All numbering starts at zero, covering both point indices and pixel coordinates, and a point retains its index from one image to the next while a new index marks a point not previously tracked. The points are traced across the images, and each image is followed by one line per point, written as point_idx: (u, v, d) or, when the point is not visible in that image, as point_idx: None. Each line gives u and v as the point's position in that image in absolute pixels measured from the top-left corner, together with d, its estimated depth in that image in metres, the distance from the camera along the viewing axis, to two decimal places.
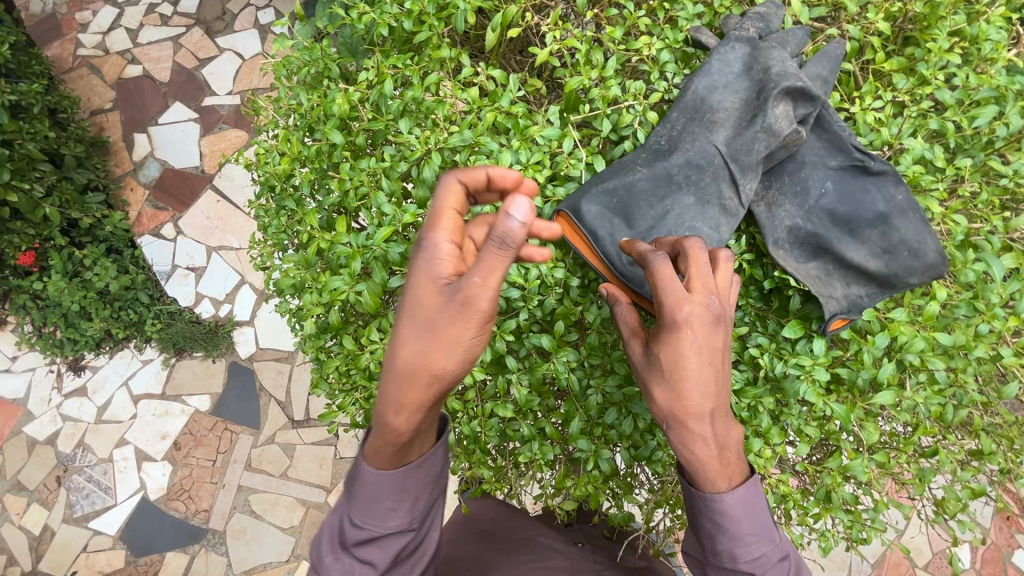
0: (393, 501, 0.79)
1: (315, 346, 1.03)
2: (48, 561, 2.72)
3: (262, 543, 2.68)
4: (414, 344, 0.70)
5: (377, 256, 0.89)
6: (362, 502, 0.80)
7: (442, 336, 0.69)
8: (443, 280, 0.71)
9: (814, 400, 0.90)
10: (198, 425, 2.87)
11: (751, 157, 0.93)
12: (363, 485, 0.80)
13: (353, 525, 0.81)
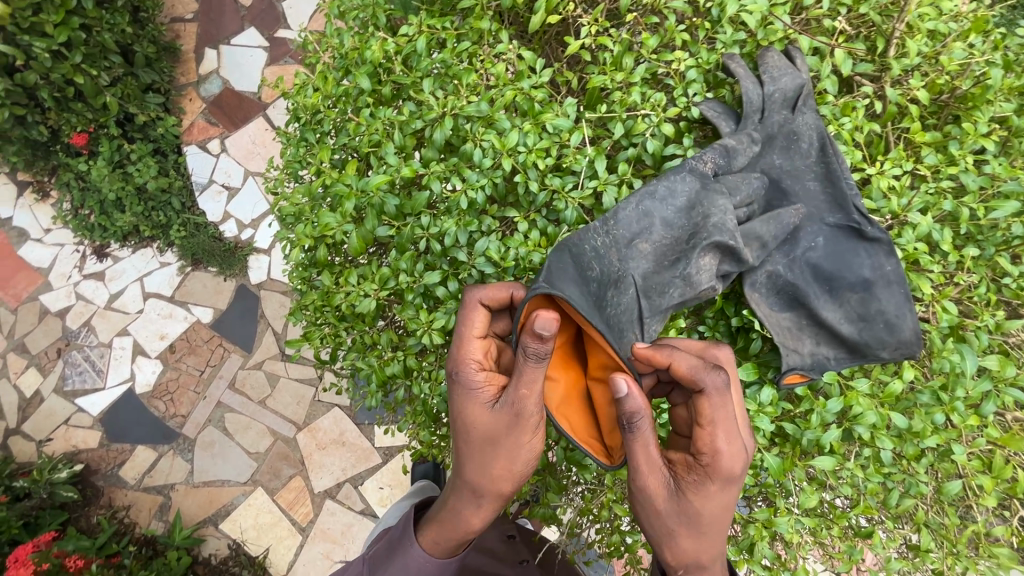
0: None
1: (301, 277, 1.07)
2: (31, 423, 2.86)
3: (225, 461, 2.76)
4: (481, 461, 0.88)
5: (371, 204, 0.91)
6: None
7: (484, 439, 0.86)
8: (489, 402, 0.86)
9: (748, 445, 0.91)
10: (196, 334, 2.97)
11: (662, 299, 0.92)
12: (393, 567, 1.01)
13: None
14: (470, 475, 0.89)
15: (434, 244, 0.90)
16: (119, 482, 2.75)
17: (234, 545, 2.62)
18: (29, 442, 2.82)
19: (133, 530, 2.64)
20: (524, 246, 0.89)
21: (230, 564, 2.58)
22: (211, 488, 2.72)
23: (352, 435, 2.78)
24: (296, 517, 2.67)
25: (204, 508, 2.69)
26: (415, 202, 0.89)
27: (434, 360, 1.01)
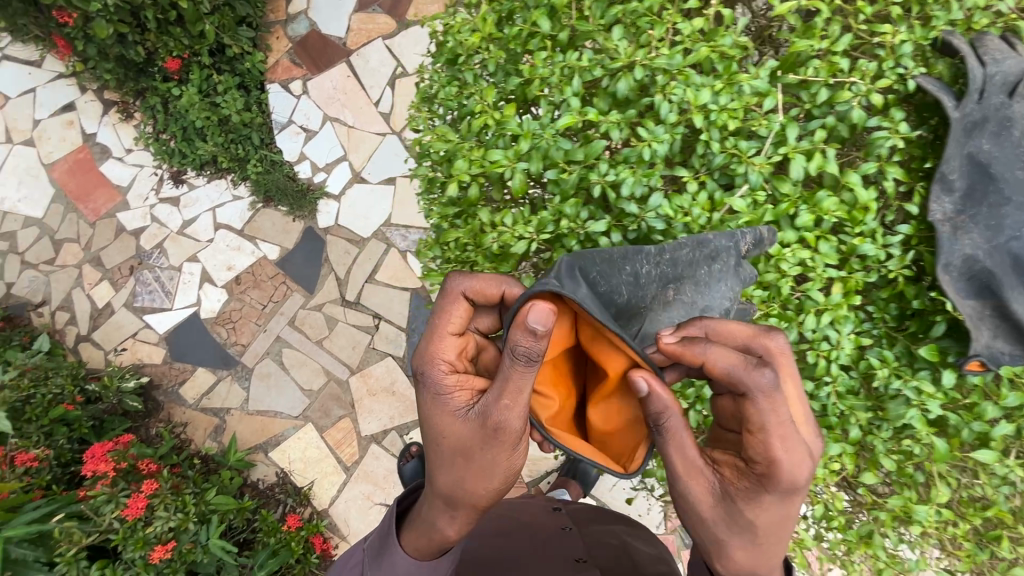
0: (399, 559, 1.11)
1: (445, 214, 1.09)
2: (100, 333, 2.97)
3: (280, 393, 2.86)
4: (464, 467, 0.95)
5: (542, 146, 0.93)
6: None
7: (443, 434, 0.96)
8: (463, 407, 0.95)
9: (916, 424, 1.06)
10: (261, 269, 3.05)
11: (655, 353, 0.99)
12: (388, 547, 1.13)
13: None
14: (451, 482, 0.97)
15: (614, 191, 0.91)
16: (179, 400, 2.87)
17: (281, 473, 2.73)
18: (97, 351, 2.94)
19: (189, 446, 2.76)
20: (697, 207, 0.93)
21: (276, 492, 2.68)
22: (265, 417, 2.83)
23: (403, 386, 2.85)
24: (341, 456, 2.76)
25: (257, 435, 2.80)
26: (592, 149, 0.90)
27: None
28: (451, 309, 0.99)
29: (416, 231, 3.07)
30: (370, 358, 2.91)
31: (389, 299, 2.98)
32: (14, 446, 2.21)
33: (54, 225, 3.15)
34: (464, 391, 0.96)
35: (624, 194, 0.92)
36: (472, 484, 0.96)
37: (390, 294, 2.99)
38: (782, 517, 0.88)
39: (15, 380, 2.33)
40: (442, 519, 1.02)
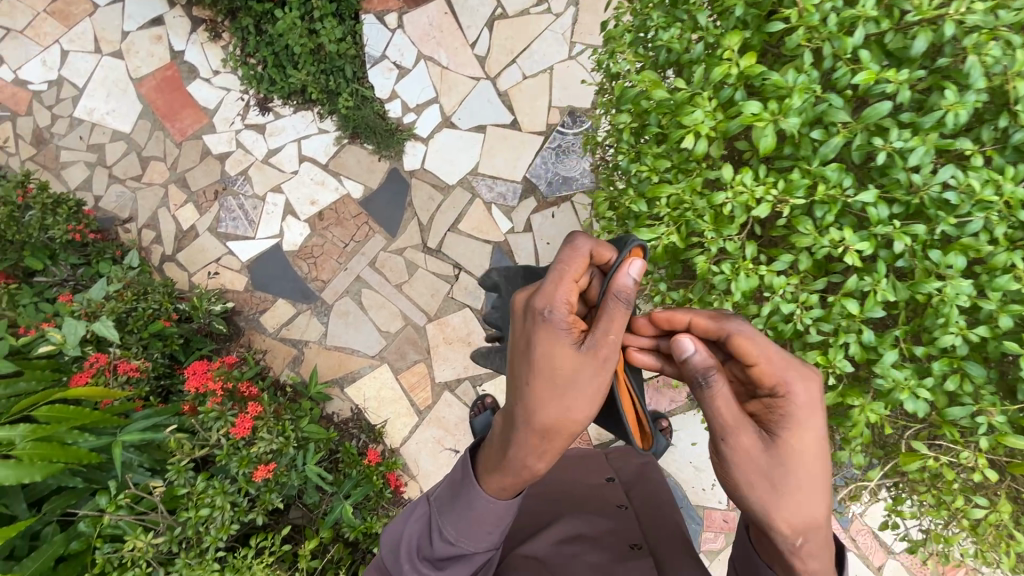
0: (467, 506, 1.04)
1: (656, 167, 1.03)
2: (185, 255, 3.00)
3: (358, 332, 2.89)
4: (562, 404, 0.91)
5: (815, 101, 0.86)
6: (459, 523, 1.05)
7: (553, 371, 0.92)
8: (576, 342, 0.93)
9: None
10: (345, 207, 3.02)
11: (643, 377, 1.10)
12: (459, 499, 1.05)
13: (444, 541, 1.06)
14: (552, 412, 0.91)
15: (898, 161, 0.95)
16: (259, 328, 2.91)
17: (356, 409, 2.78)
18: (182, 272, 2.98)
19: (268, 374, 2.82)
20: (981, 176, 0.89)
21: (350, 426, 2.74)
22: (342, 353, 2.87)
23: (479, 339, 2.85)
24: (415, 400, 2.81)
25: (334, 369, 2.85)
26: (869, 112, 0.83)
27: (797, 284, 0.96)
28: (574, 255, 0.94)
29: (503, 183, 3.00)
30: (448, 307, 2.90)
31: (470, 250, 2.94)
32: (117, 355, 2.24)
33: (141, 142, 3.13)
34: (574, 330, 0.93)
35: (909, 167, 0.95)
36: (567, 421, 0.93)
37: (473, 246, 2.95)
38: (812, 516, 0.86)
39: (118, 292, 2.39)
40: (522, 456, 0.94)
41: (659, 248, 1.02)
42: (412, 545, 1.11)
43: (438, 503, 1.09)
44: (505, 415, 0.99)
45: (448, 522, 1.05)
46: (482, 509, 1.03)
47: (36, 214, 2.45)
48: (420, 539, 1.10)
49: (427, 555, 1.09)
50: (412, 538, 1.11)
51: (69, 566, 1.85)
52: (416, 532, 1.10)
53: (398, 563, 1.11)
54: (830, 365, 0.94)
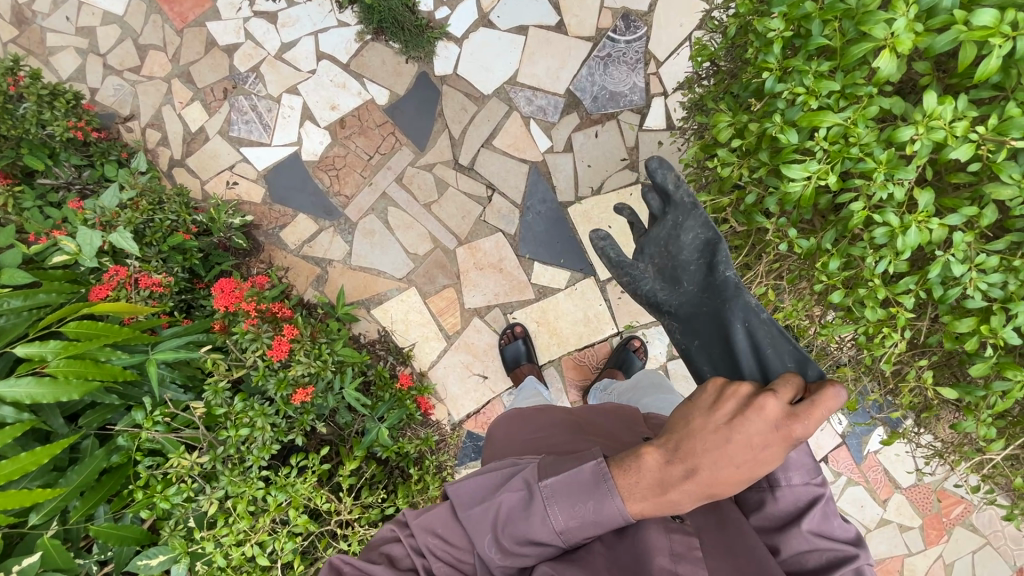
0: (592, 510, 1.01)
1: (817, 90, 0.85)
2: (195, 160, 2.76)
3: (384, 253, 2.75)
4: (740, 483, 0.92)
5: None
6: (564, 505, 1.02)
7: (754, 470, 0.90)
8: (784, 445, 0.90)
9: None
10: (369, 115, 2.75)
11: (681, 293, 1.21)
12: (584, 499, 1.01)
13: (546, 521, 1.03)
14: (731, 484, 0.91)
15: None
16: (280, 244, 2.74)
17: (383, 332, 2.70)
18: (194, 179, 2.75)
19: (292, 292, 2.69)
20: None
21: (378, 348, 2.68)
22: (368, 274, 2.74)
23: (511, 265, 2.73)
24: (443, 324, 2.73)
25: (359, 291, 2.73)
26: None
27: (975, 242, 0.81)
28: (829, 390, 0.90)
29: (544, 95, 2.72)
30: (479, 231, 2.75)
31: (505, 169, 2.73)
32: (137, 268, 2.11)
33: (137, 27, 2.77)
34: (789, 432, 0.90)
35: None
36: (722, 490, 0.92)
37: (508, 165, 2.73)
38: None
39: (134, 201, 2.21)
40: (681, 500, 0.93)
41: (808, 190, 0.87)
42: (504, 516, 1.08)
43: (552, 491, 1.04)
44: (669, 459, 0.94)
45: (561, 514, 1.02)
46: (606, 519, 1.00)
47: (32, 108, 2.20)
48: (513, 511, 1.07)
49: (514, 530, 1.06)
50: (506, 510, 1.08)
51: (113, 478, 1.85)
52: (505, 504, 1.08)
53: (483, 526, 1.09)
54: (991, 335, 0.82)
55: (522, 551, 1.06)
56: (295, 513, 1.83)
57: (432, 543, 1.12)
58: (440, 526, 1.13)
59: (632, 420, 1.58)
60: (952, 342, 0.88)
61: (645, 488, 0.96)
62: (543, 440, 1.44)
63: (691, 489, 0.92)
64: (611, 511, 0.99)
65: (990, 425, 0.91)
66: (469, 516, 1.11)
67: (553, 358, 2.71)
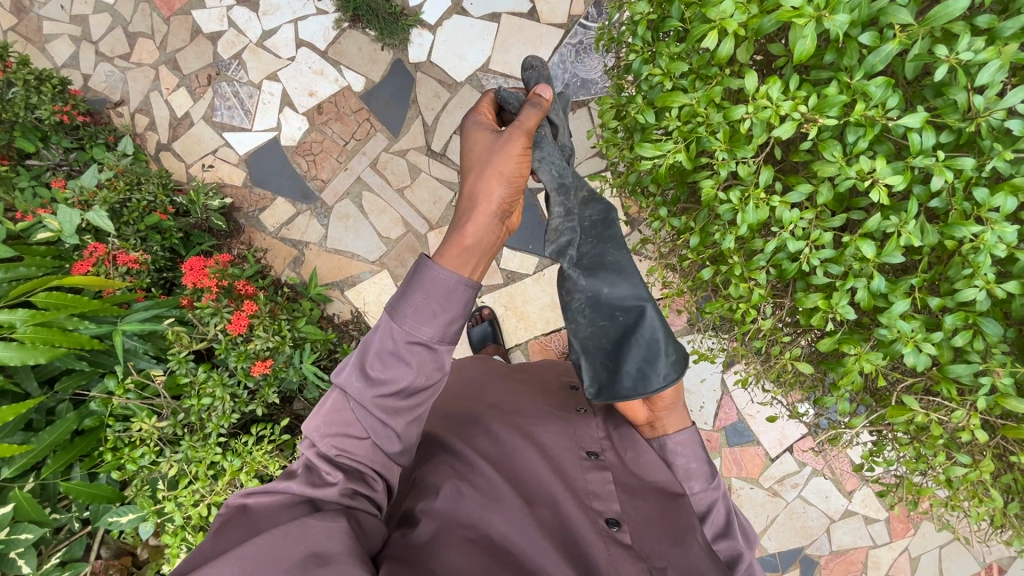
0: (428, 300, 0.91)
1: (670, 72, 0.89)
2: (181, 145, 2.87)
3: (358, 236, 2.83)
4: (477, 176, 0.93)
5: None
6: (415, 304, 0.91)
7: (496, 158, 0.92)
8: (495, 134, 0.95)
9: None
10: (345, 101, 2.82)
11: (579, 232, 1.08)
12: (412, 288, 0.91)
13: (400, 326, 0.92)
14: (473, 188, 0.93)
15: (957, 78, 0.70)
16: (259, 226, 2.84)
17: (356, 312, 2.79)
18: (179, 162, 2.87)
19: (269, 273, 2.79)
20: None
21: (350, 328, 2.78)
22: (342, 257, 2.83)
23: None
24: None
25: (334, 272, 2.82)
26: (939, 11, 0.66)
27: (814, 220, 0.85)
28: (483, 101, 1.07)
29: (515, 83, 2.75)
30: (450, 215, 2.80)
31: None
32: (115, 246, 2.23)
33: (127, 15, 2.88)
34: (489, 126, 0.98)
35: (972, 86, 0.70)
36: (484, 197, 0.92)
37: None
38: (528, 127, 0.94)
39: (111, 181, 2.32)
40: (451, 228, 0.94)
41: (662, 166, 0.91)
42: (369, 353, 0.94)
43: (391, 303, 0.93)
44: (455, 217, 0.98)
45: (410, 321, 0.92)
46: (445, 289, 0.91)
47: (20, 92, 2.32)
48: (372, 343, 0.94)
49: (381, 362, 0.93)
50: (369, 349, 0.94)
51: (85, 439, 1.98)
52: (369, 341, 0.95)
53: (354, 377, 0.94)
54: (832, 310, 0.86)
55: (386, 378, 0.93)
56: (248, 478, 1.92)
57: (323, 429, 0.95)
58: (331, 409, 0.97)
59: (563, 370, 1.59)
60: (806, 317, 0.92)
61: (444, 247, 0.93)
62: (467, 387, 1.43)
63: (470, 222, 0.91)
64: (444, 274, 0.91)
65: (847, 399, 0.96)
66: (343, 380, 0.95)
67: (520, 342, 2.75)
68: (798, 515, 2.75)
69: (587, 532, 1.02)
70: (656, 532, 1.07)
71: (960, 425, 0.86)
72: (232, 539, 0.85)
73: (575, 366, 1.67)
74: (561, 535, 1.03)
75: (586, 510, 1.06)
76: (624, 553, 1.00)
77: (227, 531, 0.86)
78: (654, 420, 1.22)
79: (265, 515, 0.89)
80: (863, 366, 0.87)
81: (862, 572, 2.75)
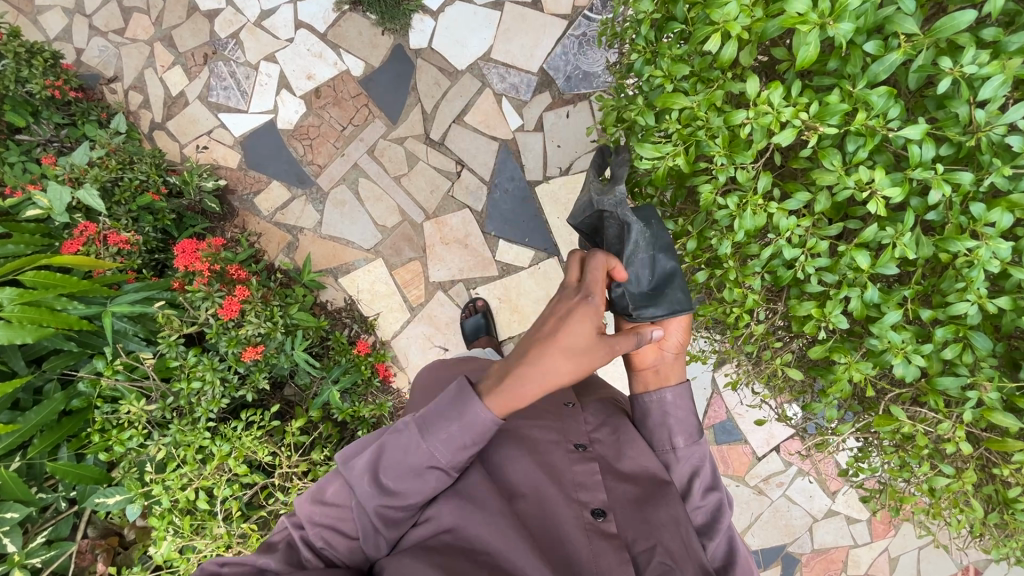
0: (454, 423, 0.91)
1: (673, 73, 0.88)
2: (175, 124, 2.83)
3: (353, 223, 2.81)
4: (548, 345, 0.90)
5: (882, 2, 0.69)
6: (445, 431, 0.91)
7: (570, 340, 0.90)
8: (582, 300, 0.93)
9: None
10: (344, 86, 2.79)
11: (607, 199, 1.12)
12: (446, 418, 0.92)
13: (423, 446, 0.92)
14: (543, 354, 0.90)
15: (961, 90, 0.69)
16: (253, 210, 2.81)
17: (349, 300, 2.77)
18: (173, 142, 2.82)
19: (263, 257, 2.77)
20: None
21: (343, 316, 2.77)
22: (337, 244, 2.81)
23: (476, 241, 2.77)
24: (407, 296, 2.79)
25: (328, 259, 2.80)
26: (945, 22, 0.66)
27: (810, 228, 0.85)
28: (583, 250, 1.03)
29: (517, 73, 2.72)
30: (447, 205, 2.78)
31: (475, 146, 2.76)
32: (106, 226, 2.20)
33: None
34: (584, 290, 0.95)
35: (975, 99, 0.69)
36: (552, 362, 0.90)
37: (477, 142, 2.76)
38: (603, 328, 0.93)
39: (102, 160, 2.30)
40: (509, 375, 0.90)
41: (661, 168, 0.90)
42: (382, 452, 0.94)
43: (419, 417, 0.94)
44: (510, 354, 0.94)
45: (434, 442, 0.92)
46: (473, 425, 0.91)
47: (10, 65, 2.27)
48: (387, 445, 0.94)
49: (400, 468, 0.92)
50: (385, 445, 0.94)
51: (72, 420, 1.98)
52: (386, 441, 0.94)
53: (363, 468, 0.94)
54: (824, 319, 0.86)
55: (403, 487, 0.92)
56: (236, 463, 1.92)
57: (314, 511, 0.94)
58: (328, 490, 0.96)
59: None
60: (798, 324, 0.92)
61: (490, 382, 0.92)
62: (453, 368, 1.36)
63: (527, 366, 0.89)
64: (479, 417, 0.90)
65: (835, 406, 0.96)
66: (352, 471, 0.94)
67: (514, 336, 2.74)
68: (781, 513, 2.79)
69: (570, 526, 0.98)
70: (641, 516, 1.01)
71: (945, 436, 0.86)
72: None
73: None
74: (544, 532, 0.98)
75: (570, 503, 1.01)
76: (609, 546, 0.95)
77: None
78: (659, 365, 1.15)
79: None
80: (852, 375, 0.87)
81: (842, 570, 2.80)
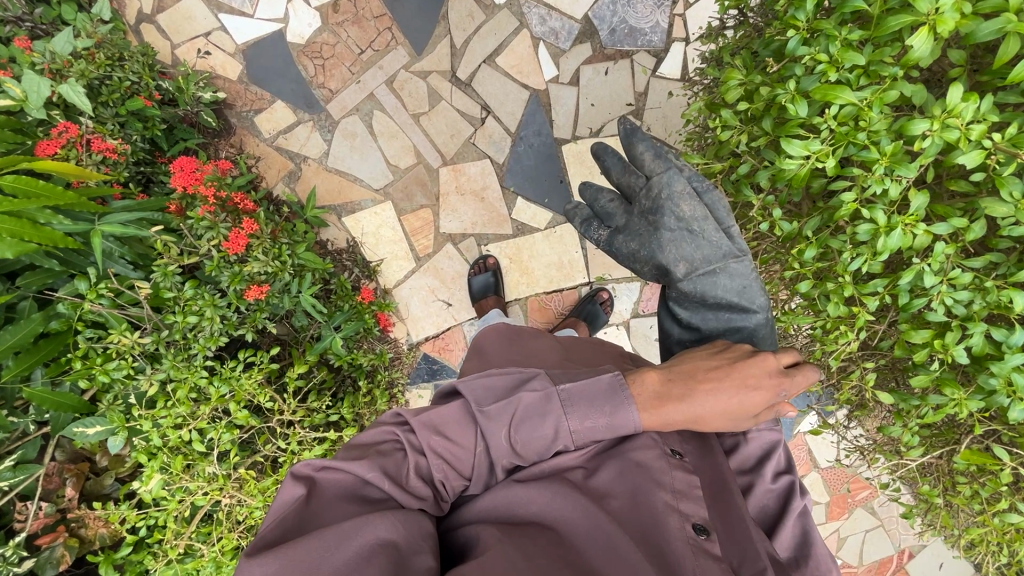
0: (606, 415, 0.94)
1: (841, 62, 0.85)
2: (166, 18, 2.49)
3: (363, 158, 2.60)
4: (711, 401, 0.96)
5: None
6: (590, 419, 0.94)
7: (727, 410, 0.97)
8: (773, 392, 0.99)
9: None
10: (367, 3, 2.51)
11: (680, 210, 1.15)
12: (598, 408, 0.94)
13: (565, 423, 0.94)
14: (703, 404, 0.96)
15: None
16: (253, 130, 2.55)
17: (352, 242, 2.61)
18: (163, 39, 2.49)
19: (261, 184, 2.54)
20: None
21: (344, 258, 2.61)
22: (344, 179, 2.60)
23: (493, 196, 2.62)
24: (415, 245, 2.64)
25: (333, 195, 2.60)
26: None
27: (950, 258, 0.82)
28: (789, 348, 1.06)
29: (558, 17, 2.51)
30: (466, 152, 2.61)
31: (504, 92, 2.56)
32: (89, 129, 1.93)
33: None
34: (768, 372, 1.00)
35: None
36: (695, 416, 0.96)
37: (507, 88, 2.56)
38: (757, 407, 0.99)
39: (89, 52, 1.99)
40: (661, 405, 0.95)
41: (804, 170, 0.90)
42: (521, 415, 0.94)
43: (566, 393, 0.95)
44: (671, 382, 0.98)
45: (576, 419, 0.94)
46: (619, 428, 0.94)
47: None
48: (528, 412, 0.94)
49: (532, 434, 0.94)
50: (523, 409, 0.95)
51: (51, 343, 1.77)
52: (522, 409, 0.94)
53: (499, 421, 0.94)
54: (942, 350, 0.83)
55: (533, 454, 0.95)
56: (235, 407, 1.82)
57: (434, 441, 0.92)
58: (448, 427, 0.94)
59: (619, 354, 1.48)
60: (903, 350, 0.90)
61: (642, 399, 0.95)
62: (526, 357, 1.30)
63: (685, 407, 0.95)
64: (624, 417, 0.94)
65: (914, 432, 0.97)
66: (484, 423, 0.94)
67: (520, 297, 2.66)
68: None
69: (673, 535, 0.90)
70: (733, 533, 0.96)
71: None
72: (312, 511, 0.82)
73: (625, 350, 1.53)
74: (641, 537, 0.91)
75: (673, 512, 0.92)
76: (716, 566, 0.87)
77: (308, 500, 0.83)
78: None
79: (342, 492, 0.85)
80: (957, 410, 0.86)
81: None
